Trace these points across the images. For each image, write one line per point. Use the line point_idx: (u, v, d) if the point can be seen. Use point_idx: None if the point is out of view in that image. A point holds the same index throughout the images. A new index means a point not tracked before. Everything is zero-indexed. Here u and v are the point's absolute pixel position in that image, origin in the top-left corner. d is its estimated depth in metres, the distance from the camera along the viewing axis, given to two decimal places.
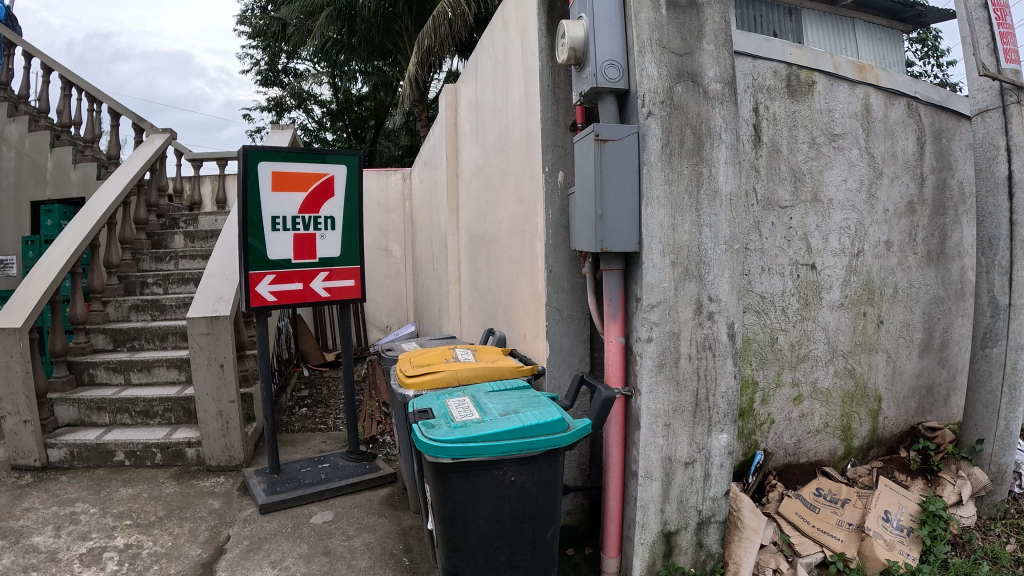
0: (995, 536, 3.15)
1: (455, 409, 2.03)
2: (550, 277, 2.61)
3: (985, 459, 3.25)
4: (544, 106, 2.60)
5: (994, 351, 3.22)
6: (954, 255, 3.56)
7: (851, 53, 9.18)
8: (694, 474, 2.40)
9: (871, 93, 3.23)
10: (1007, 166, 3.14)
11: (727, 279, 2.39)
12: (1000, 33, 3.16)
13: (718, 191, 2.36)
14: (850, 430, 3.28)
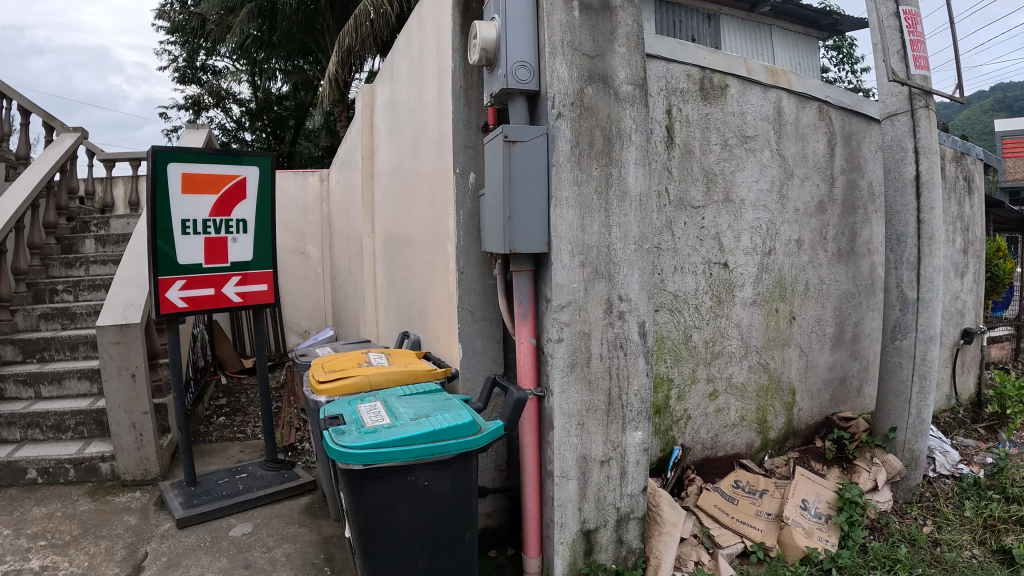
0: (911, 519, 3.34)
1: (366, 415, 2.01)
2: (461, 279, 2.62)
3: (899, 446, 3.41)
4: (457, 107, 2.61)
5: (904, 343, 3.36)
6: (864, 252, 3.71)
7: (770, 59, 9.48)
8: (611, 473, 2.42)
9: (783, 97, 3.33)
10: (913, 167, 3.29)
11: (637, 279, 2.42)
12: (910, 41, 3.32)
13: (628, 192, 2.39)
14: (765, 422, 3.38)
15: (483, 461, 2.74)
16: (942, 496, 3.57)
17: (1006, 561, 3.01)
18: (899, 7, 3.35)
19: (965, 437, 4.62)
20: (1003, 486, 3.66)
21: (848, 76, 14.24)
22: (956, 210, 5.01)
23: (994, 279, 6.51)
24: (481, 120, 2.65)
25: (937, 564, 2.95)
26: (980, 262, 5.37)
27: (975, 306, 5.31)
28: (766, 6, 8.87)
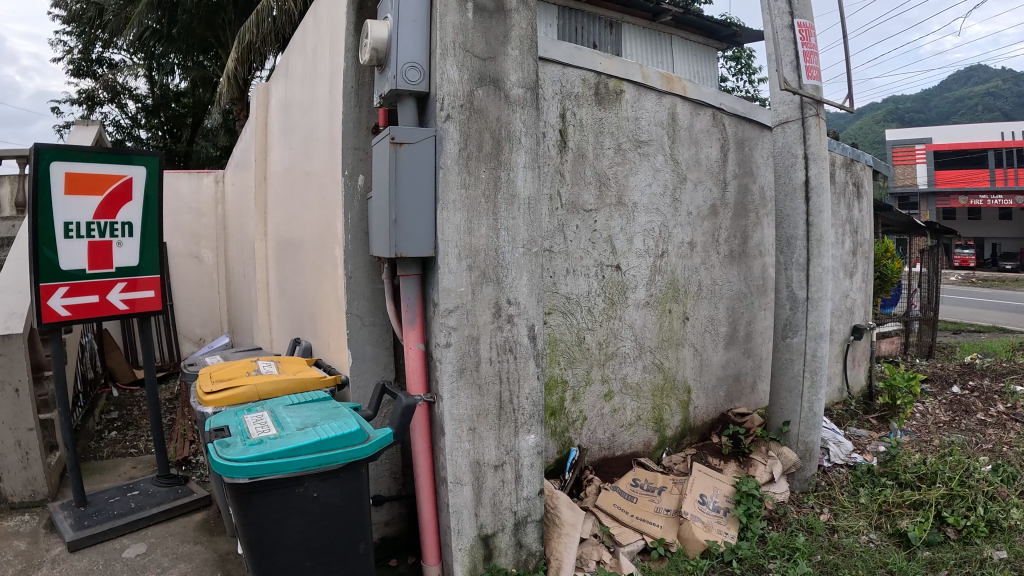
0: (808, 507, 3.49)
1: (252, 426, 1.94)
2: (349, 284, 2.57)
3: (792, 439, 3.55)
4: (347, 108, 2.58)
5: (794, 340, 3.52)
6: (756, 254, 3.87)
7: (671, 67, 9.74)
8: (505, 477, 2.43)
9: (678, 103, 3.42)
10: (803, 172, 3.44)
11: (525, 282, 2.44)
12: (803, 52, 3.44)
13: (517, 195, 2.40)
14: (662, 420, 3.46)
15: (378, 470, 2.70)
16: (837, 485, 3.74)
17: (903, 543, 3.21)
18: (794, 20, 3.47)
19: (858, 427, 4.87)
20: (895, 471, 3.86)
21: (745, 85, 14.82)
22: (845, 214, 5.27)
23: (882, 279, 6.90)
24: (372, 121, 2.62)
25: (835, 549, 3.08)
26: (867, 262, 5.68)
27: (864, 304, 5.61)
28: (668, 16, 9.12)
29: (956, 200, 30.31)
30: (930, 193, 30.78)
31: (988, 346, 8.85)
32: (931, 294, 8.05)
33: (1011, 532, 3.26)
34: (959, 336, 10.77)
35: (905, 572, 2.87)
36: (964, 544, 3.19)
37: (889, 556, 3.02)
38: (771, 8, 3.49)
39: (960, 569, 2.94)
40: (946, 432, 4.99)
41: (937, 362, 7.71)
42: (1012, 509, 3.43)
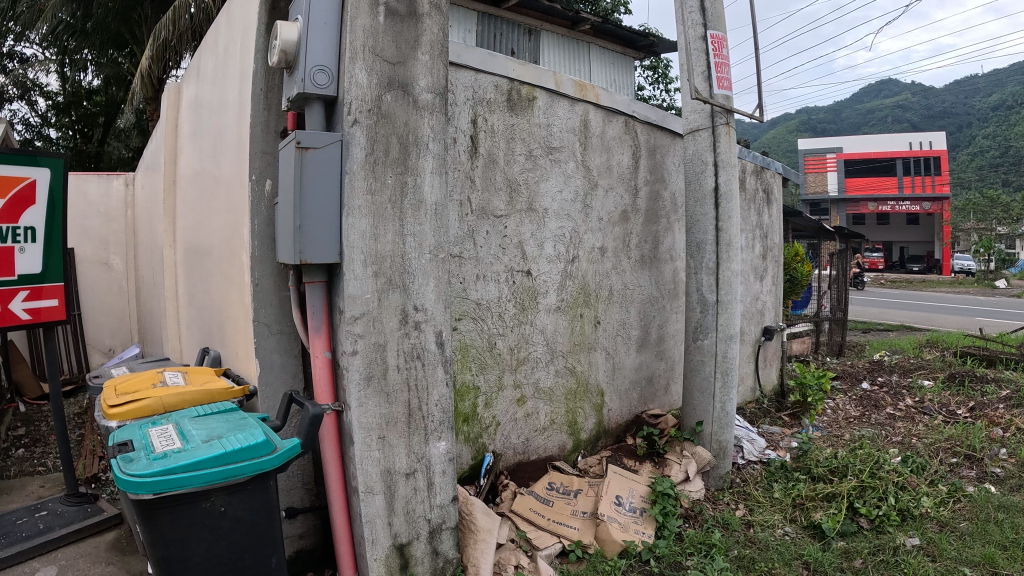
0: (725, 504, 3.59)
1: (156, 439, 1.86)
2: (255, 292, 2.50)
3: (706, 438, 3.64)
4: (256, 110, 2.52)
5: (705, 342, 3.62)
6: (667, 259, 3.98)
7: (589, 75, 9.89)
8: (417, 485, 2.41)
9: (590, 111, 3.48)
10: (712, 179, 3.54)
11: (432, 289, 2.43)
12: (715, 63, 3.56)
13: (424, 201, 2.39)
14: (576, 424, 3.51)
15: (289, 482, 2.64)
16: (752, 481, 3.87)
17: (817, 535, 3.34)
18: (707, 31, 3.58)
19: (771, 424, 5.05)
20: (807, 466, 4.02)
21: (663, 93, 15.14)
22: (755, 220, 5.47)
23: (792, 281, 7.18)
24: (280, 124, 2.57)
25: (751, 543, 3.18)
26: (777, 266, 5.91)
27: (774, 306, 5.83)
28: (586, 25, 9.27)
29: (866, 206, 34.10)
30: (840, 200, 34.38)
31: (894, 344, 9.32)
32: (839, 295, 8.43)
33: (920, 519, 3.46)
34: (868, 335, 11.32)
35: (820, 562, 3.01)
36: (877, 533, 3.35)
37: (805, 547, 3.14)
38: (685, 20, 3.61)
39: (873, 556, 3.10)
40: (856, 426, 5.24)
41: (846, 360, 8.09)
42: (921, 497, 3.66)
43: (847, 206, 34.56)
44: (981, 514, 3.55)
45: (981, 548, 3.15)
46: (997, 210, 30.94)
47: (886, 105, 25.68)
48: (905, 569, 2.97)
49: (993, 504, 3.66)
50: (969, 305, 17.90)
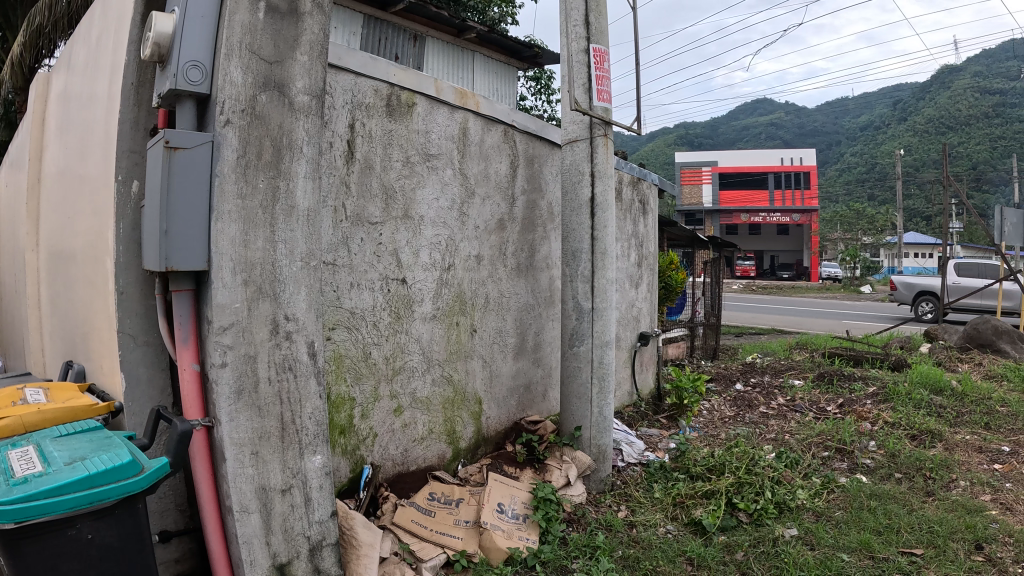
0: (607, 506, 3.67)
1: (13, 463, 1.71)
2: (120, 301, 2.35)
3: (585, 442, 3.72)
4: (123, 107, 2.39)
5: (581, 349, 3.69)
6: (543, 267, 4.12)
7: (473, 83, 9.94)
8: (294, 501, 2.33)
9: (469, 118, 3.54)
10: (589, 189, 3.63)
11: (303, 297, 2.37)
12: (596, 75, 3.66)
13: (296, 207, 2.34)
14: (454, 433, 3.51)
15: (160, 504, 2.50)
16: (632, 482, 3.97)
17: (699, 531, 3.46)
18: (589, 45, 3.68)
19: (650, 426, 5.21)
20: (686, 465, 4.16)
21: None
22: (631, 229, 5.66)
23: (667, 288, 7.46)
24: (150, 123, 2.45)
25: (635, 543, 3.26)
26: (652, 273, 6.12)
27: (650, 311, 6.04)
28: (473, 33, 9.30)
29: (738, 218, 36.31)
30: (714, 210, 36.12)
31: (765, 346, 9.84)
32: (712, 301, 8.83)
33: (797, 511, 3.67)
34: (741, 338, 11.90)
35: (703, 557, 3.13)
36: (756, 526, 3.51)
37: (687, 544, 3.26)
38: (570, 32, 3.70)
39: (753, 548, 3.24)
40: (730, 425, 5.48)
41: (721, 362, 8.47)
42: (796, 490, 3.88)
43: (720, 217, 36.48)
44: (855, 502, 3.81)
45: (856, 535, 3.38)
46: (863, 222, 33.02)
47: (758, 123, 27.18)
48: (785, 558, 3.12)
49: (864, 493, 3.95)
50: (833, 310, 19.20)
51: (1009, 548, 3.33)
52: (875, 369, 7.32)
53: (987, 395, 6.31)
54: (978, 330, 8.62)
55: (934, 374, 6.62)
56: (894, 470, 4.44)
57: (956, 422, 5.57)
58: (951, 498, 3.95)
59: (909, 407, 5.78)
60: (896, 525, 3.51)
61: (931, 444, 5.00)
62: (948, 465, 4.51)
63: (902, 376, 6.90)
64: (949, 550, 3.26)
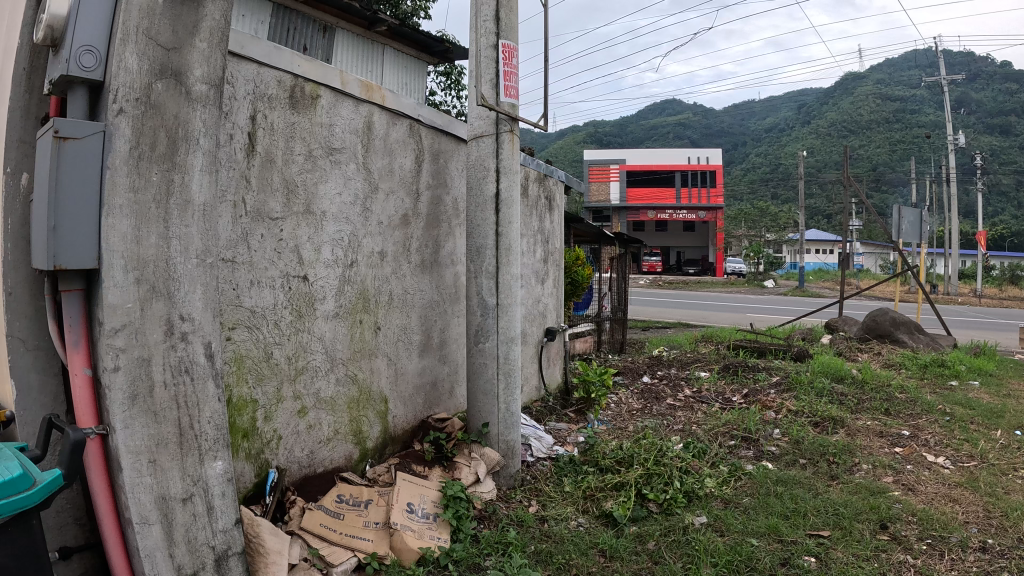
0: (518, 502, 3.67)
1: None
2: (8, 302, 2.19)
3: (492, 439, 3.74)
4: (14, 94, 2.25)
5: (486, 345, 3.71)
6: (447, 264, 4.14)
7: (382, 77, 9.79)
8: (196, 510, 2.23)
9: (375, 112, 3.51)
10: (494, 185, 3.65)
11: (199, 297, 2.27)
12: (504, 71, 3.67)
13: (192, 201, 2.26)
14: (361, 433, 3.47)
15: (59, 518, 2.35)
16: (542, 477, 4.00)
17: (610, 523, 3.51)
18: (498, 40, 3.69)
19: (558, 421, 5.25)
20: (595, 459, 4.22)
21: None
22: (537, 225, 5.72)
23: (573, 284, 7.56)
24: (41, 111, 2.32)
25: (547, 537, 3.27)
26: (558, 269, 6.18)
27: (556, 307, 6.11)
28: (384, 26, 9.15)
29: (645, 215, 37.37)
30: (621, 208, 37.27)
31: (672, 339, 10.08)
32: (619, 297, 9.00)
33: (706, 499, 3.77)
34: (649, 333, 12.16)
35: (615, 548, 3.16)
36: (666, 515, 3.59)
37: (599, 536, 3.29)
38: (479, 27, 3.69)
39: (664, 537, 3.31)
40: (638, 417, 5.58)
41: (628, 356, 8.64)
42: (704, 479, 4.00)
43: (627, 214, 37.63)
44: (762, 488, 3.95)
45: (764, 520, 3.50)
46: None
47: (667, 123, 27.86)
48: (695, 545, 3.20)
49: (770, 479, 4.10)
50: (738, 304, 19.89)
51: (911, 526, 3.52)
52: (778, 360, 7.62)
53: (885, 382, 6.68)
54: (876, 322, 9.06)
55: (835, 364, 6.93)
56: (797, 456, 4.62)
57: (857, 409, 5.85)
58: (855, 481, 4.15)
59: (812, 396, 6.02)
60: (802, 509, 3.65)
61: (834, 430, 5.23)
62: (850, 449, 4.72)
63: (804, 366, 7.19)
64: (855, 530, 3.42)
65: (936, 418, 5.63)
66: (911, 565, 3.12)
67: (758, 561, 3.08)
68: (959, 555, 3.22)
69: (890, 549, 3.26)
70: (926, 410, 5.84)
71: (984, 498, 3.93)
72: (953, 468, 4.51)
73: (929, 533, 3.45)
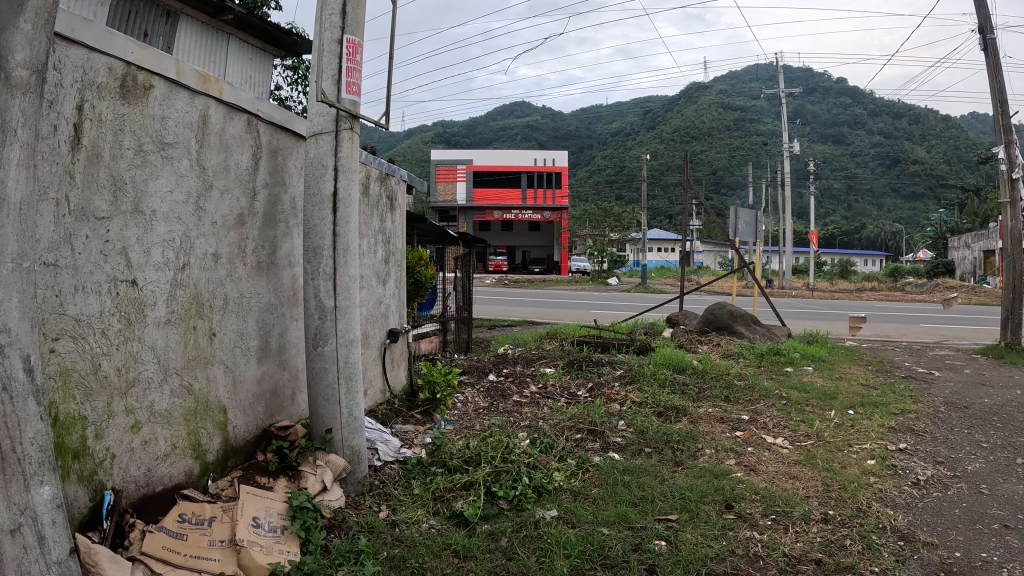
0: (367, 507, 3.63)
1: None
2: None
3: (337, 445, 3.65)
4: None
5: (325, 349, 3.62)
6: (285, 265, 4.00)
7: (226, 70, 9.19)
8: (26, 541, 2.11)
9: (211, 106, 3.38)
10: (331, 184, 3.59)
11: (16, 305, 2.15)
12: (346, 68, 3.65)
13: (8, 199, 2.12)
14: (200, 446, 3.30)
15: None
16: (390, 481, 3.97)
17: (461, 523, 3.55)
18: (343, 35, 3.65)
19: (404, 423, 5.19)
20: (442, 459, 4.26)
21: None
22: (378, 225, 5.67)
23: (417, 284, 7.56)
24: None
25: (398, 542, 3.27)
26: (399, 269, 6.15)
27: (398, 308, 6.08)
28: (231, 15, 8.59)
29: (492, 215, 37.97)
30: (469, 207, 37.93)
31: (517, 337, 10.25)
32: (465, 296, 9.07)
33: (555, 493, 3.92)
34: (495, 332, 12.31)
35: (468, 548, 3.21)
36: (517, 511, 3.68)
37: (451, 537, 3.33)
38: (324, 21, 3.64)
39: (517, 533, 3.39)
40: (485, 416, 5.65)
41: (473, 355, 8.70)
42: (552, 473, 4.14)
43: (474, 213, 38.19)
44: (610, 479, 4.13)
45: (613, 509, 3.67)
46: (610, 220, 35.82)
47: (516, 124, 28.32)
48: (547, 539, 3.30)
49: (617, 469, 4.30)
50: (585, 300, 20.53)
51: (755, 504, 3.80)
52: (622, 354, 7.98)
53: (724, 370, 7.17)
54: (715, 315, 9.69)
55: (675, 356, 7.34)
56: (642, 445, 4.86)
57: (699, 398, 6.23)
58: (698, 466, 4.42)
59: (655, 387, 6.36)
60: (649, 496, 3.86)
61: (677, 419, 5.55)
62: (693, 436, 5.02)
63: (647, 359, 7.56)
64: (701, 512, 3.65)
65: (773, 402, 6.11)
66: (758, 540, 3.38)
67: (609, 549, 3.22)
68: (803, 527, 3.53)
69: (737, 527, 3.51)
70: (764, 396, 6.32)
71: (822, 473, 4.31)
72: (791, 447, 4.91)
73: (773, 509, 3.74)
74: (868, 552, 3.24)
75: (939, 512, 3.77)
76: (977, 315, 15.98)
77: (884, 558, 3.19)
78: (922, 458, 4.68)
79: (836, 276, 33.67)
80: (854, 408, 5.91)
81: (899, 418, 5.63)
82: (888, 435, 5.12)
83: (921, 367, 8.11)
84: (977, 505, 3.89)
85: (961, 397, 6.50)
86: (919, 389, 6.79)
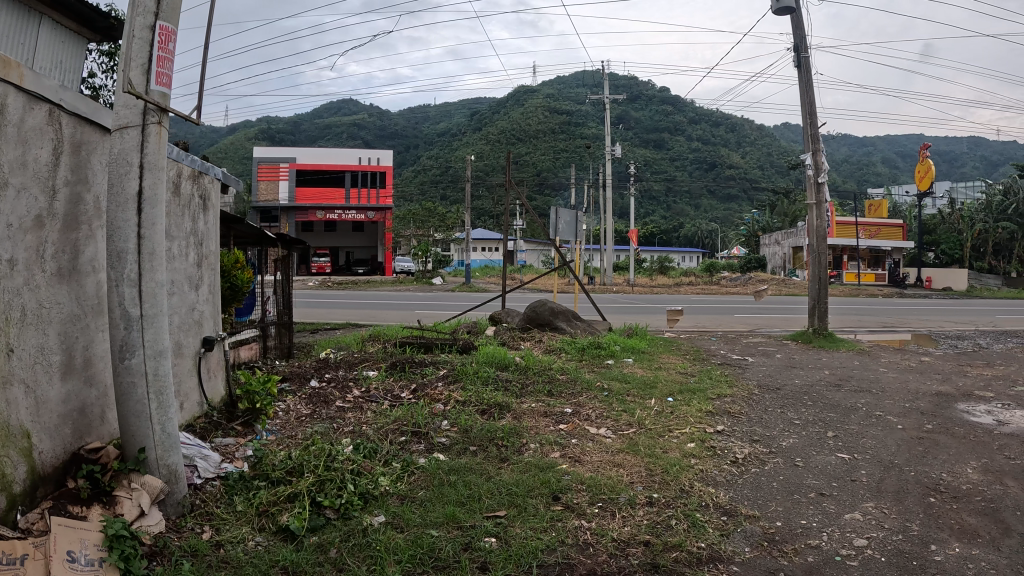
0: (189, 530, 3.40)
1: None
2: None
3: (152, 465, 3.38)
4: None
5: (133, 362, 3.33)
6: (88, 271, 3.66)
7: (36, 52, 8.12)
8: None
9: (9, 94, 3.05)
10: (137, 182, 3.33)
11: None
12: (158, 56, 3.38)
13: None
14: (4, 477, 2.94)
15: None
16: (212, 499, 3.74)
17: (287, 537, 3.42)
18: (157, 22, 3.38)
19: (224, 436, 4.92)
20: (264, 472, 4.07)
21: None
22: (190, 226, 5.33)
23: (234, 288, 7.16)
24: None
25: (224, 563, 3.10)
26: (213, 273, 5.81)
27: (212, 315, 5.74)
28: None
29: (314, 215, 36.79)
30: (289, 207, 36.55)
31: (339, 341, 10.00)
32: (285, 300, 8.73)
33: (381, 498, 3.88)
34: (318, 335, 11.94)
35: (296, 563, 3.10)
36: (344, 520, 3.60)
37: (278, 553, 3.20)
38: (136, 4, 3.34)
39: (345, 543, 3.32)
40: (308, 424, 5.46)
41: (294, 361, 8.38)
42: (378, 478, 4.09)
43: (295, 214, 36.86)
44: (435, 480, 4.15)
45: (440, 509, 3.68)
46: (434, 220, 35.89)
47: (341, 122, 27.71)
48: (377, 546, 3.26)
49: (442, 470, 4.32)
50: (412, 301, 20.45)
51: (581, 494, 3.97)
52: (445, 353, 8.04)
53: (546, 365, 7.43)
54: (536, 313, 9.95)
55: (498, 354, 7.48)
56: (467, 444, 4.92)
57: (522, 393, 6.40)
58: (523, 460, 4.54)
59: (479, 385, 6.45)
60: (476, 494, 3.91)
61: (500, 415, 5.67)
62: (517, 431, 5.16)
63: (470, 358, 7.64)
64: (528, 506, 3.76)
65: (595, 394, 6.41)
66: (587, 529, 3.53)
67: (439, 550, 3.23)
68: (629, 512, 3.73)
69: (565, 518, 3.64)
70: (585, 388, 6.61)
71: (645, 459, 4.57)
72: (613, 436, 5.17)
73: (599, 497, 3.92)
74: (694, 530, 3.49)
75: (758, 486, 4.14)
76: (778, 305, 17.63)
77: (709, 534, 3.45)
78: (738, 437, 5.10)
79: (649, 273, 35.82)
80: (673, 396, 6.32)
81: (715, 402, 6.10)
82: (705, 419, 5.53)
83: (735, 353, 8.83)
84: (792, 476, 4.32)
85: (769, 380, 7.14)
86: (733, 373, 7.40)
